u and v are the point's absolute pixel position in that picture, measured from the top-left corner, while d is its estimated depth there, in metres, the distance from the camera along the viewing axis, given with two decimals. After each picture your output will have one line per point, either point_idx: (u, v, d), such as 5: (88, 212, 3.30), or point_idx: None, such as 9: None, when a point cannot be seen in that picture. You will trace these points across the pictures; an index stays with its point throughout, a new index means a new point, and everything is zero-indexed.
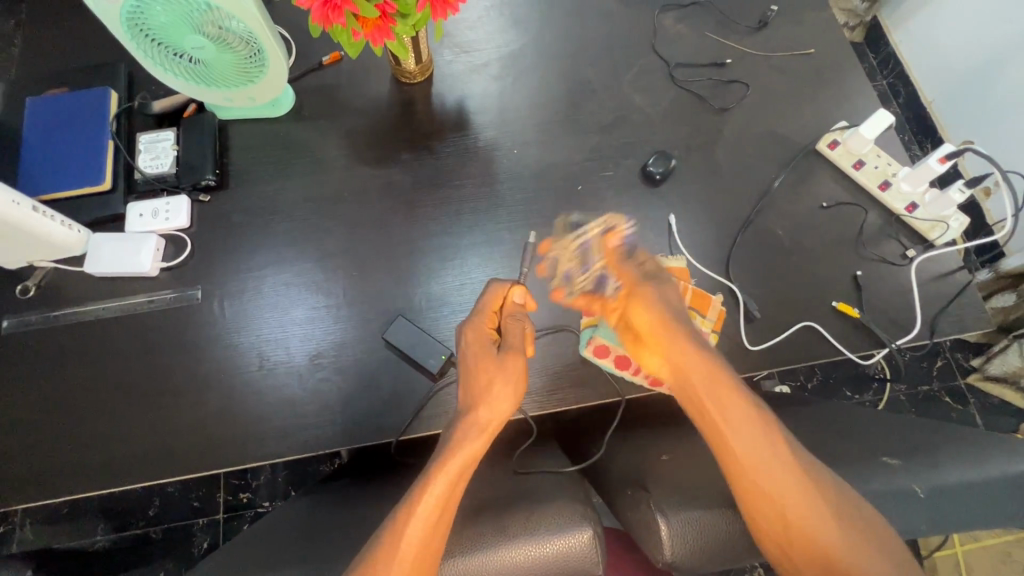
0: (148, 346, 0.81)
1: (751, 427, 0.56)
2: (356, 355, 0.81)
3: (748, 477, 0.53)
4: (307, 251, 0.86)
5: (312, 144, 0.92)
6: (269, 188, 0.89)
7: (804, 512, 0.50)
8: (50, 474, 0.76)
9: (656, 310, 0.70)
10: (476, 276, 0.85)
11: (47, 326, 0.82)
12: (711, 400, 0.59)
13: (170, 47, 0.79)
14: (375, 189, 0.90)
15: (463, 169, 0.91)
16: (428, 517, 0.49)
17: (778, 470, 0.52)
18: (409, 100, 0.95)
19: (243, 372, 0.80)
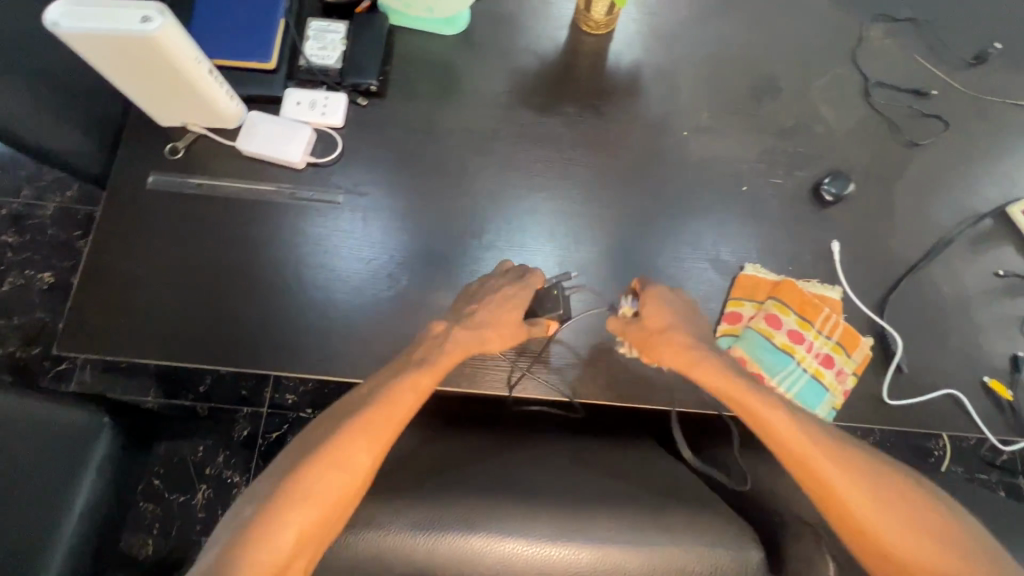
0: (278, 237, 0.80)
1: (839, 464, 0.60)
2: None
3: (846, 513, 0.58)
4: (453, 184, 0.83)
5: (478, 72, 0.88)
6: (426, 107, 0.86)
7: (904, 534, 0.57)
8: (162, 336, 0.76)
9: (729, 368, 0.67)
10: (617, 251, 0.81)
11: (185, 191, 0.81)
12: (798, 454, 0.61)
13: None
14: (532, 135, 0.86)
15: (626, 139, 0.86)
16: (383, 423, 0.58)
17: (871, 510, 0.58)
18: (585, 51, 0.90)
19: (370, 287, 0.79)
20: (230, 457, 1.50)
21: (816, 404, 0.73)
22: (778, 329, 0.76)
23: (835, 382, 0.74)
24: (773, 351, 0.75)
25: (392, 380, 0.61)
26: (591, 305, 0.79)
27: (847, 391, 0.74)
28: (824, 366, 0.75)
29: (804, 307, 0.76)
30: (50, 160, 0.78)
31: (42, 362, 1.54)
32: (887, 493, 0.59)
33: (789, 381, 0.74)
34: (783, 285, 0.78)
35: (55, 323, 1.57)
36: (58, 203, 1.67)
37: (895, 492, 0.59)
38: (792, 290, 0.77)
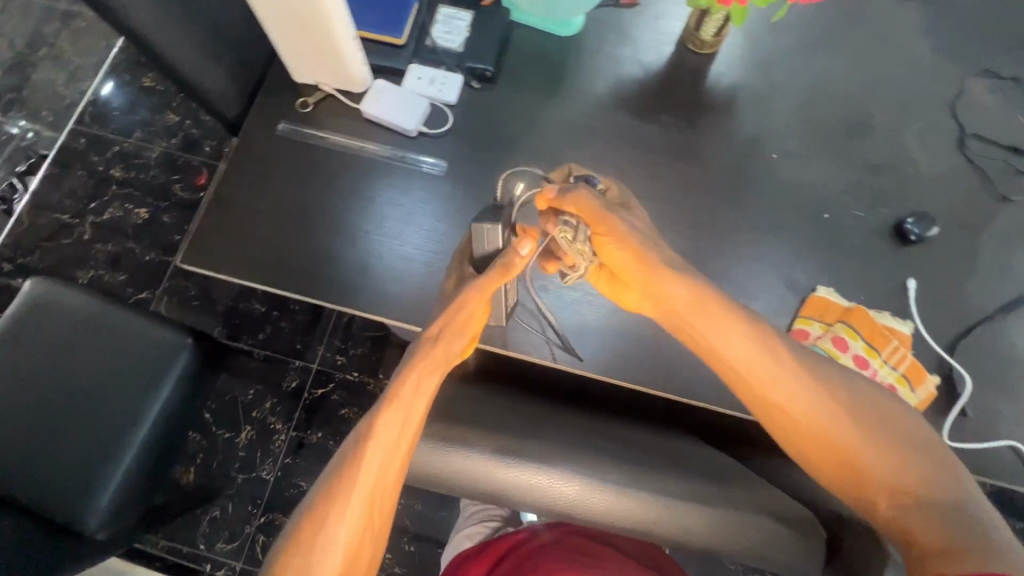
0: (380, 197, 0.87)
1: (744, 352, 0.64)
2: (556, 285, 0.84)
3: (819, 437, 0.62)
4: (547, 173, 0.89)
5: (584, 74, 0.94)
6: (531, 98, 0.92)
7: (804, 406, 0.62)
8: (267, 266, 0.85)
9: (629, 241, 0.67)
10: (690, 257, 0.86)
11: (305, 141, 0.89)
12: (755, 377, 0.64)
13: None
14: (626, 138, 0.91)
15: (715, 154, 0.90)
16: (393, 433, 0.61)
17: (847, 433, 0.61)
18: (687, 68, 0.95)
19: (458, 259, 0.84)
20: (276, 405, 1.58)
21: None
22: (843, 351, 0.77)
23: None
24: None
25: (405, 379, 0.63)
26: None
27: None
28: None
29: (873, 335, 0.78)
30: (198, 98, 0.89)
31: (126, 287, 1.68)
32: (843, 410, 0.62)
33: None
34: (855, 312, 0.79)
35: (143, 254, 1.71)
36: (163, 147, 1.83)
37: (822, 392, 0.63)
38: (864, 318, 0.79)
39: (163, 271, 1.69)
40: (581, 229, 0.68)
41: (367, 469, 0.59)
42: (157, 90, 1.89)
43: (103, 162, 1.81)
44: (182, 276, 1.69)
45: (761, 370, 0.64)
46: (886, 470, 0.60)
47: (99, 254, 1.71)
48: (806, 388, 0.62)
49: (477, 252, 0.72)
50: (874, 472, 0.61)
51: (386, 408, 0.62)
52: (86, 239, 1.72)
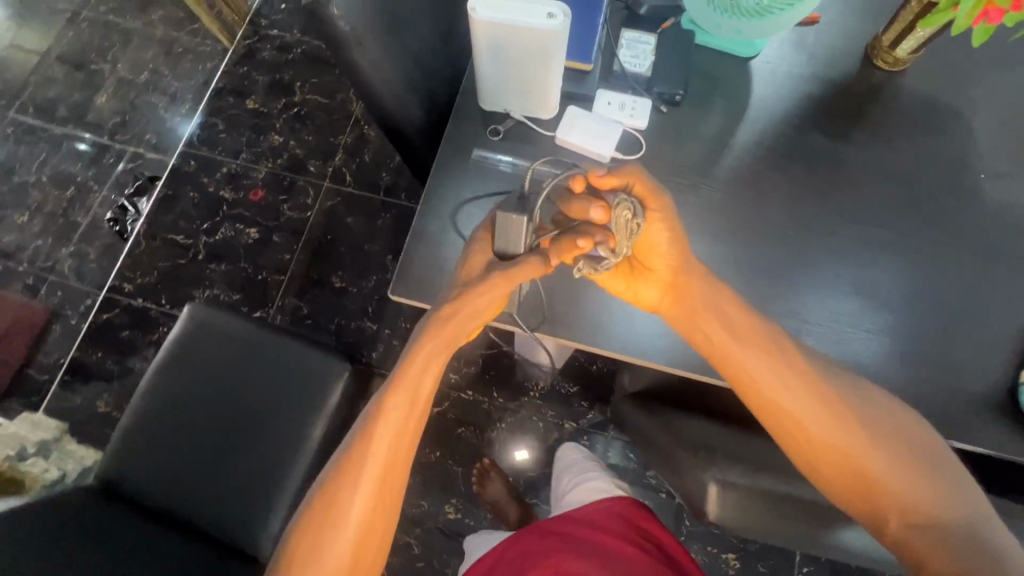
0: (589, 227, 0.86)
1: (768, 371, 0.76)
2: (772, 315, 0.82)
3: (820, 449, 0.73)
4: (742, 199, 0.88)
5: (769, 95, 0.93)
6: (720, 122, 0.91)
7: (828, 432, 0.73)
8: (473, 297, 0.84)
9: (664, 242, 0.78)
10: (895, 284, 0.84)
11: (503, 171, 0.88)
12: (791, 409, 0.75)
13: None
14: (817, 161, 0.90)
15: (918, 175, 0.87)
16: (401, 411, 0.72)
17: (826, 431, 0.73)
18: (875, 86, 0.93)
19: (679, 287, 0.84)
20: None
21: None
22: None
23: None
24: None
25: (413, 364, 0.72)
26: None
27: None
28: None
29: None
30: (392, 128, 0.89)
31: (241, 306, 1.71)
32: (846, 423, 0.73)
33: None
34: None
35: (256, 274, 1.74)
36: (269, 168, 1.87)
37: (835, 413, 0.73)
38: None
39: (276, 290, 1.72)
40: (635, 210, 0.75)
41: (389, 409, 0.71)
42: (260, 113, 1.94)
43: (213, 183, 1.85)
44: (295, 295, 1.72)
45: (792, 400, 0.74)
46: (902, 488, 0.70)
47: (213, 274, 1.75)
48: (842, 420, 0.73)
49: (502, 245, 0.74)
50: (891, 491, 0.70)
51: (405, 369, 0.72)
52: (200, 259, 1.76)
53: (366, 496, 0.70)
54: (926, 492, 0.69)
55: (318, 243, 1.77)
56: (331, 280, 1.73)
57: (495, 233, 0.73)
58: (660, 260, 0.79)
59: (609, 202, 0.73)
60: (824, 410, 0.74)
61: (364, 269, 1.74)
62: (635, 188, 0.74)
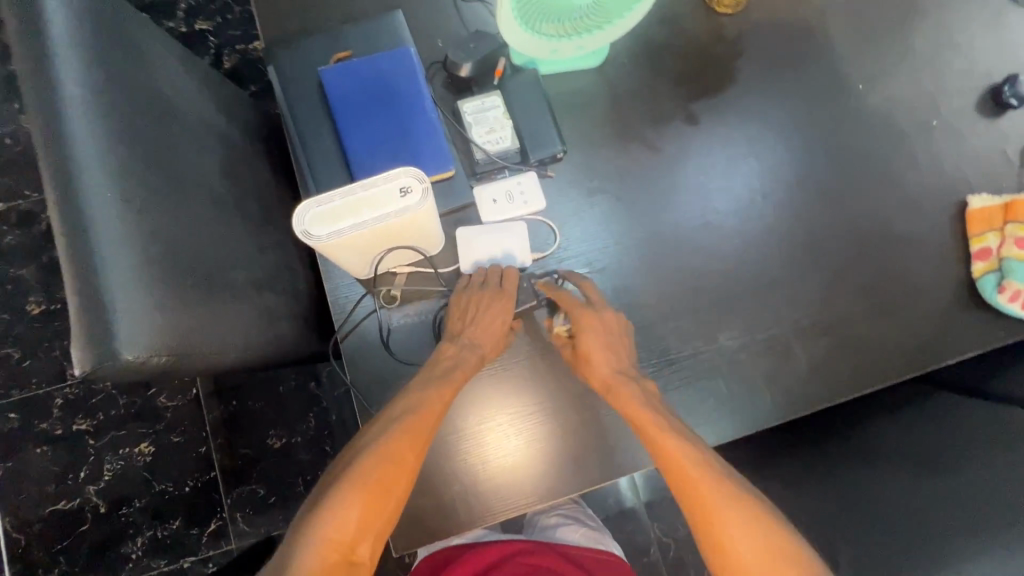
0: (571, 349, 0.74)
1: (683, 450, 0.61)
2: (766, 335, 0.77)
3: (705, 511, 0.58)
4: (679, 221, 0.79)
5: (639, 95, 0.82)
6: (610, 154, 0.80)
7: (745, 534, 0.56)
8: (490, 496, 0.71)
9: (596, 336, 0.69)
10: (845, 231, 0.81)
11: (435, 337, 0.73)
12: (676, 477, 0.61)
13: (552, 11, 0.69)
14: (718, 143, 0.82)
15: (808, 116, 0.83)
16: (398, 452, 0.60)
17: (741, 528, 0.56)
18: (729, 34, 0.84)
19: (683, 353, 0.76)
20: None
21: None
22: None
23: None
24: None
25: (403, 420, 0.62)
26: (850, 293, 0.79)
27: None
28: None
29: None
30: (273, 364, 0.69)
31: (189, 530, 1.42)
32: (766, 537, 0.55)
33: None
34: (1015, 206, 0.79)
35: (180, 488, 1.42)
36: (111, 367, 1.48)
37: (756, 520, 0.56)
38: None
39: (215, 492, 1.43)
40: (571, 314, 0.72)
41: (387, 451, 0.60)
42: (56, 310, 1.43)
43: (55, 423, 1.40)
44: (240, 482, 1.43)
45: (687, 468, 0.60)
46: None
47: (132, 518, 1.40)
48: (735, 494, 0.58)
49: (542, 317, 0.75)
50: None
51: (407, 415, 0.63)
52: (103, 512, 1.39)
53: (315, 573, 0.52)
54: None
55: (228, 414, 1.46)
56: (268, 443, 1.45)
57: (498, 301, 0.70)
58: (598, 370, 0.69)
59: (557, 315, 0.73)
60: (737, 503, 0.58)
61: (295, 411, 1.47)
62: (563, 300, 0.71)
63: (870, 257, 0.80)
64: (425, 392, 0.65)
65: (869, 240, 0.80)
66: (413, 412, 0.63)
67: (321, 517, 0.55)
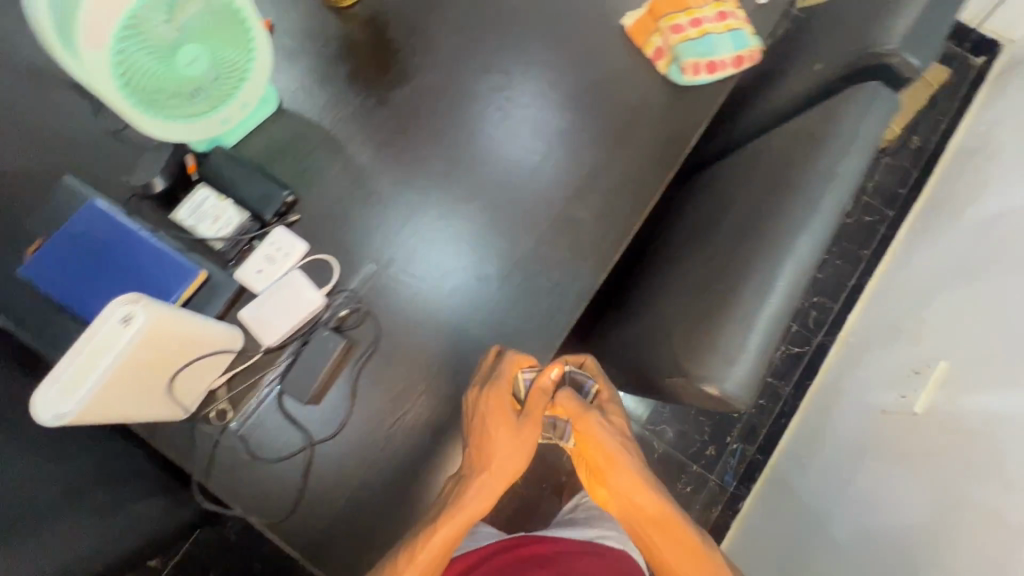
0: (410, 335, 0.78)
1: (641, 491, 0.72)
2: (552, 218, 0.84)
3: (650, 543, 0.73)
4: (429, 182, 0.85)
5: (329, 110, 0.87)
6: (337, 169, 0.84)
7: (677, 556, 0.72)
8: None
9: (609, 440, 0.72)
10: (554, 105, 0.89)
11: (284, 415, 0.72)
12: (636, 517, 0.73)
13: (185, 95, 0.70)
14: (416, 103, 0.88)
15: (472, 38, 0.92)
16: None
17: (679, 556, 0.72)
18: (367, 20, 0.91)
19: (501, 276, 0.81)
20: None
21: (749, 40, 0.91)
22: (686, 30, 0.90)
23: (737, 21, 0.92)
24: (700, 42, 0.89)
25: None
26: (590, 145, 0.87)
27: (746, 19, 0.93)
28: (724, 20, 0.92)
29: (683, 3, 0.91)
30: None
31: None
32: (702, 555, 0.72)
33: (725, 47, 0.90)
34: (655, 7, 0.91)
35: None
36: None
37: (695, 546, 0.73)
38: (665, 2, 0.91)
39: None
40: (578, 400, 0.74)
41: None
42: None
43: None
44: None
45: (646, 511, 0.72)
46: None
47: None
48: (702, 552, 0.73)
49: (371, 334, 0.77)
50: None
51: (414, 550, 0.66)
52: None
53: None
54: None
55: None
56: None
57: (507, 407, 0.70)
58: (606, 445, 0.72)
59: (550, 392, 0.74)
60: (682, 532, 0.73)
61: None
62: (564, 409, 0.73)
63: (586, 109, 0.89)
64: (432, 526, 0.67)
65: (576, 97, 0.90)
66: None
67: None
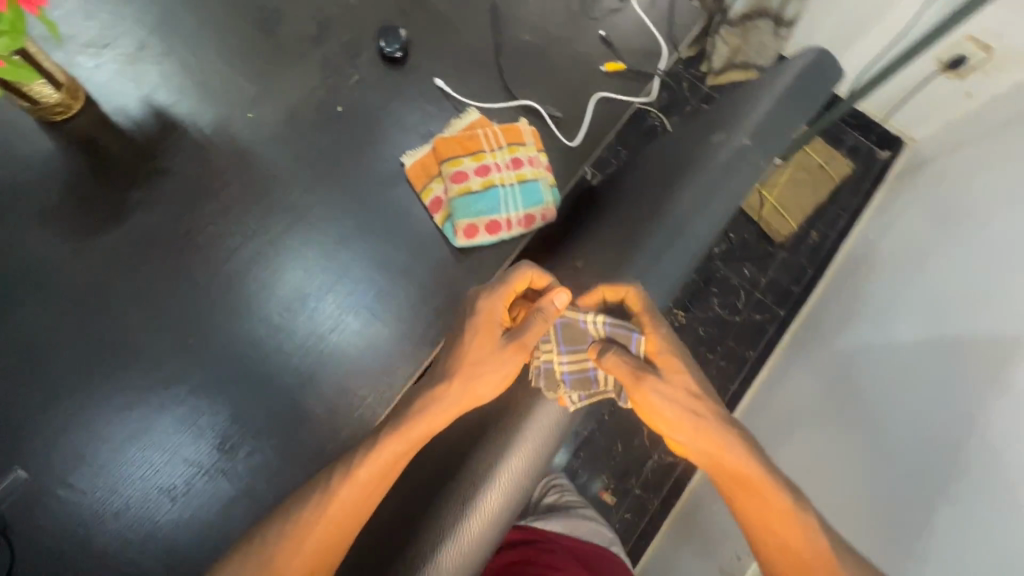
0: (115, 464, 0.67)
1: (700, 427, 0.52)
2: (304, 373, 0.73)
3: (723, 466, 0.51)
4: (138, 344, 0.70)
5: (13, 254, 0.70)
6: (6, 332, 0.68)
7: (745, 466, 0.51)
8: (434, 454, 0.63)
9: (660, 397, 0.54)
10: (316, 252, 0.76)
11: None
12: (697, 453, 0.53)
13: None
14: (132, 249, 0.73)
15: (217, 166, 0.77)
16: (370, 476, 0.52)
17: (757, 475, 0.50)
18: (86, 136, 0.75)
19: (199, 475, 0.67)
20: None
21: (543, 194, 0.79)
22: (468, 179, 0.78)
23: (536, 170, 0.80)
24: (482, 197, 0.77)
25: (377, 442, 0.53)
26: (349, 308, 0.75)
27: (547, 166, 0.81)
28: (519, 168, 0.80)
29: (467, 146, 0.79)
30: None
31: None
32: (767, 499, 0.50)
33: (513, 203, 0.78)
34: (439, 146, 0.79)
35: None
36: None
37: (761, 476, 0.51)
38: (447, 143, 0.79)
39: None
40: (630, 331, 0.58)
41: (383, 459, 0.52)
42: None
43: None
44: None
45: (710, 436, 0.52)
46: None
47: None
48: (722, 435, 0.52)
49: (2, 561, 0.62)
50: (770, 521, 0.49)
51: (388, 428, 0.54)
52: None
53: None
54: None
55: None
56: None
57: (529, 324, 0.57)
58: (644, 385, 0.54)
59: (582, 321, 0.58)
60: (754, 464, 0.51)
61: None
62: (604, 364, 0.56)
63: (352, 265, 0.77)
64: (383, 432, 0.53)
65: (338, 252, 0.77)
66: (372, 458, 0.52)
67: (289, 539, 0.50)
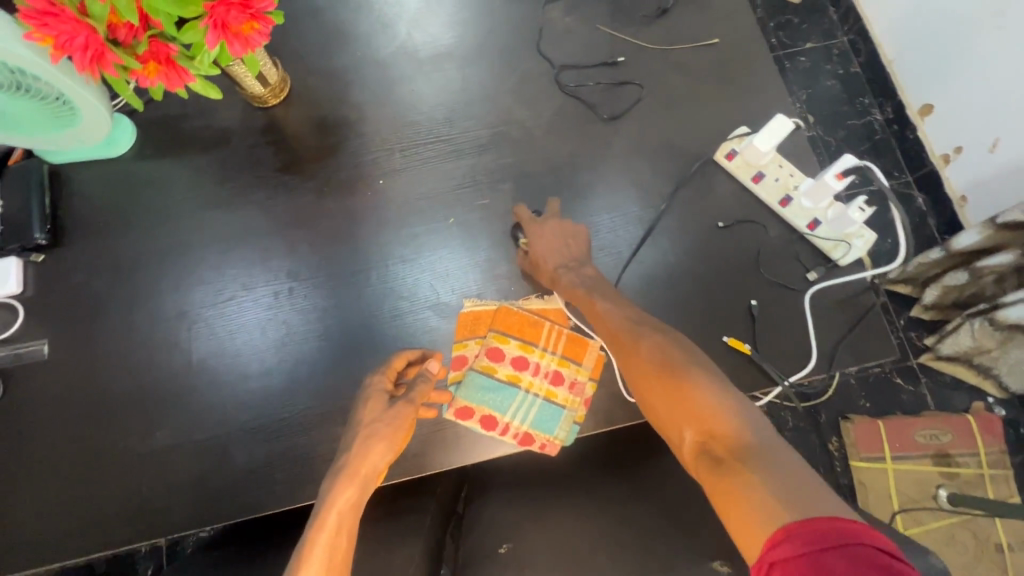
0: (217, 297, 0.79)
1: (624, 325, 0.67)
2: (322, 411, 0.74)
3: (631, 357, 0.65)
4: (180, 313, 0.78)
5: (159, 185, 0.83)
6: (112, 240, 0.81)
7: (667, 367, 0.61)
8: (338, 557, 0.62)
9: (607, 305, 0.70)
10: (436, 269, 0.79)
11: None
12: (613, 343, 0.67)
13: None
14: (228, 233, 0.81)
15: (329, 207, 0.82)
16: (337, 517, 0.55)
17: (653, 356, 0.63)
18: (265, 127, 0.85)
19: (135, 449, 0.72)
20: None
21: (556, 425, 0.71)
22: (501, 362, 0.74)
23: (570, 397, 0.72)
24: (500, 387, 0.73)
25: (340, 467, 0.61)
26: (426, 334, 0.76)
27: (587, 400, 0.72)
28: (555, 385, 0.73)
29: (524, 329, 0.75)
30: None
31: None
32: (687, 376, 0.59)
33: (523, 413, 0.72)
34: (500, 312, 0.76)
35: None
36: None
37: (671, 365, 0.61)
38: (509, 316, 0.76)
39: None
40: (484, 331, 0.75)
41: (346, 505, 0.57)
42: None
43: None
44: None
45: (619, 334, 0.67)
46: (750, 471, 0.47)
47: None
48: (604, 312, 0.70)
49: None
50: (693, 406, 0.56)
51: (323, 522, 0.55)
52: None
53: None
54: (777, 473, 0.46)
55: None
56: None
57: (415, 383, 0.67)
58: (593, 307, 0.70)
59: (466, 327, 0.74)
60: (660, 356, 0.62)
61: None
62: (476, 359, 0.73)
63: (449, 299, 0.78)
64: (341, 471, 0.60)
65: (393, 320, 0.77)
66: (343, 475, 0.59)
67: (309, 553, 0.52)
